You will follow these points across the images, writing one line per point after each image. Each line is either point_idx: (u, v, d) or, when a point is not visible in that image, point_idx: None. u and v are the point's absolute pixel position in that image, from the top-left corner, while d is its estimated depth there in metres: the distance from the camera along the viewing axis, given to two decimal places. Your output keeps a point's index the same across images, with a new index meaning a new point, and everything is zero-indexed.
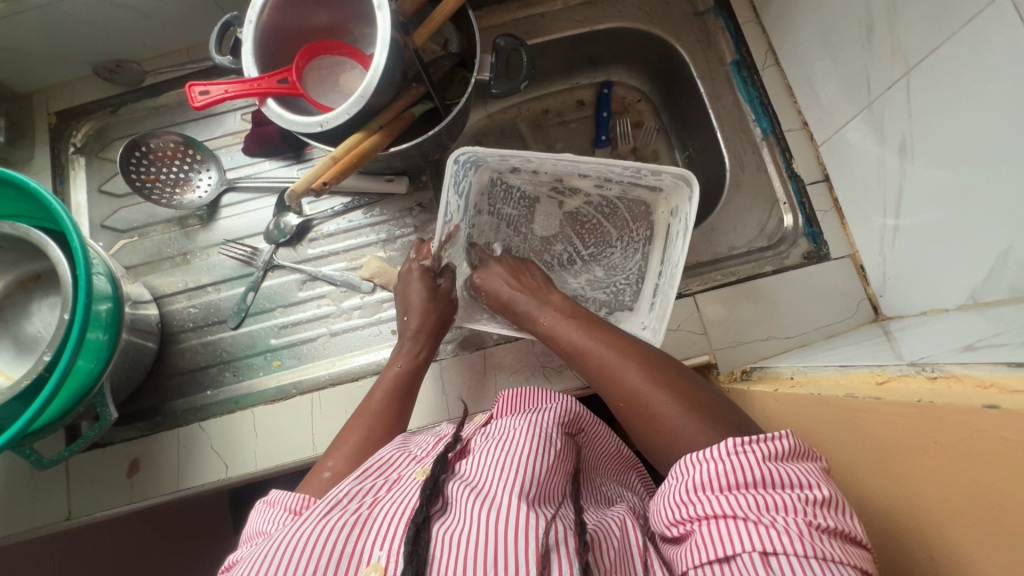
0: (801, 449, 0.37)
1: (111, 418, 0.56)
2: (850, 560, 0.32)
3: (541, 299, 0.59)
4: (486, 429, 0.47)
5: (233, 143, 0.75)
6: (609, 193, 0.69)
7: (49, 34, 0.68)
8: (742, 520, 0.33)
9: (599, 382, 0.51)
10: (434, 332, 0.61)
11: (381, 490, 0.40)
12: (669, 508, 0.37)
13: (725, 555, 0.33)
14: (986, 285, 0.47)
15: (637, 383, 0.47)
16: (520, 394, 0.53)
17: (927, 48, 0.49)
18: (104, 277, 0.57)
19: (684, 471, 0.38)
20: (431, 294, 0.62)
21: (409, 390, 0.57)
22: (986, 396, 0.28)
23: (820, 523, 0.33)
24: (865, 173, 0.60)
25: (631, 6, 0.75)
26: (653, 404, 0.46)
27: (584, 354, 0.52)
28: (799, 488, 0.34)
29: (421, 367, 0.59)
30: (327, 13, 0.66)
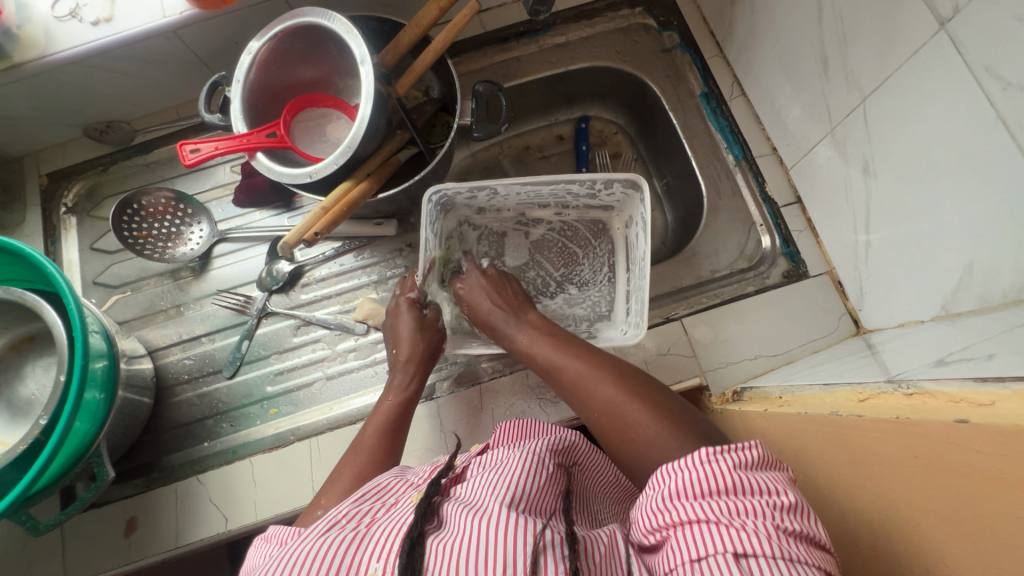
0: (768, 458, 0.38)
1: (108, 478, 0.57)
2: (815, 562, 0.33)
3: (519, 318, 0.60)
4: (483, 459, 0.47)
5: (224, 195, 0.77)
6: (569, 217, 0.73)
7: (39, 102, 0.69)
8: (714, 523, 0.33)
9: (574, 399, 0.51)
10: (425, 359, 0.61)
11: (379, 512, 0.41)
12: (646, 516, 0.37)
13: (699, 556, 0.32)
14: (956, 296, 0.49)
15: (603, 396, 0.48)
16: (518, 426, 0.54)
17: (878, 79, 0.52)
18: (99, 335, 0.58)
19: (659, 481, 0.37)
20: (420, 323, 0.62)
21: (400, 423, 0.56)
22: (957, 410, 0.30)
23: (787, 526, 0.33)
24: (834, 194, 0.63)
25: (601, 46, 0.79)
26: (627, 413, 0.46)
27: (558, 370, 0.52)
28: (768, 494, 0.35)
29: (410, 399, 0.58)
30: (312, 69, 0.69)
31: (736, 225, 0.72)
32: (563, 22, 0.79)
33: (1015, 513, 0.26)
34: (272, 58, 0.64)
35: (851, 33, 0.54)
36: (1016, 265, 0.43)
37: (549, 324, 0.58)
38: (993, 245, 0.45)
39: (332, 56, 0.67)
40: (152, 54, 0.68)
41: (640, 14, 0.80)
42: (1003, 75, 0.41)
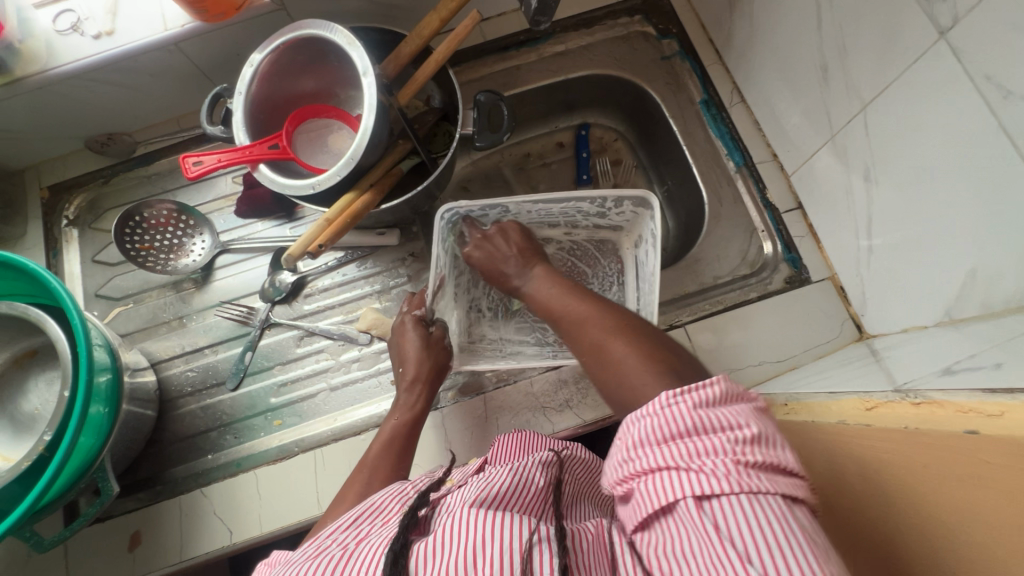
0: (732, 391, 0.36)
1: (114, 492, 0.56)
2: (782, 490, 0.32)
3: (531, 270, 0.61)
4: (475, 475, 0.47)
5: (226, 206, 0.77)
6: (579, 237, 0.73)
7: (40, 115, 0.69)
8: (676, 470, 0.32)
9: (570, 339, 0.51)
10: (432, 376, 0.61)
11: (372, 532, 0.40)
12: (614, 468, 0.36)
13: (666, 504, 0.32)
14: (959, 302, 0.50)
15: (597, 334, 0.48)
16: (522, 436, 0.54)
17: (878, 87, 0.53)
18: (102, 348, 0.58)
19: (624, 431, 0.36)
20: (426, 341, 0.62)
21: (409, 439, 0.57)
22: (967, 421, 0.30)
23: (750, 459, 0.32)
24: (835, 200, 0.64)
25: (601, 53, 0.79)
26: (613, 352, 0.45)
27: (558, 312, 0.54)
28: (729, 428, 0.33)
29: (418, 418, 0.59)
30: (313, 80, 0.69)
31: (738, 231, 0.73)
32: (562, 30, 0.79)
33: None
34: (274, 70, 0.64)
35: (851, 42, 0.55)
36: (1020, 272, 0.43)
37: (555, 275, 0.59)
38: (996, 252, 0.45)
39: (333, 67, 0.67)
40: (154, 66, 0.68)
41: (639, 22, 0.80)
42: (1003, 84, 0.41)
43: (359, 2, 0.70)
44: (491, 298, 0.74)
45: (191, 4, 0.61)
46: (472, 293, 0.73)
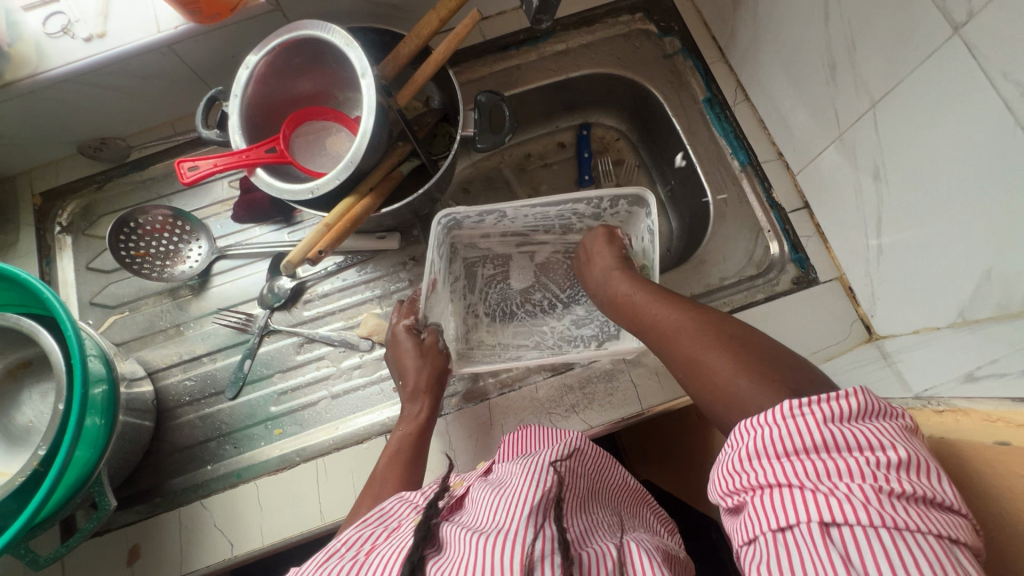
0: (876, 410, 0.35)
1: (110, 506, 0.55)
2: (932, 527, 0.30)
3: (607, 275, 0.62)
4: (488, 478, 0.46)
5: (222, 211, 0.75)
6: (574, 239, 0.73)
7: (31, 120, 0.68)
8: (799, 488, 0.32)
9: (659, 349, 0.52)
10: (433, 388, 0.59)
11: (380, 537, 0.40)
12: (724, 478, 0.37)
13: (784, 524, 0.32)
14: (974, 304, 0.49)
15: (690, 346, 0.48)
16: (527, 434, 0.54)
17: (888, 84, 0.52)
18: (97, 358, 0.56)
19: (739, 437, 0.37)
20: (421, 350, 0.60)
21: (418, 451, 0.56)
22: (997, 431, 0.29)
23: (892, 488, 0.31)
24: (843, 199, 0.63)
25: (603, 52, 0.78)
26: (709, 365, 0.46)
27: (643, 319, 0.54)
28: (870, 450, 0.32)
29: (424, 428, 0.57)
30: (310, 82, 0.68)
31: (744, 231, 0.72)
32: (563, 29, 0.78)
33: None
34: (270, 72, 0.62)
35: (859, 38, 0.53)
36: None
37: (636, 278, 0.59)
38: (1013, 253, 0.44)
39: (330, 68, 0.66)
40: (147, 69, 0.67)
41: (640, 20, 0.79)
42: (1021, 81, 0.40)
43: (356, 2, 0.68)
44: (488, 303, 0.73)
45: (184, 5, 0.59)
46: (469, 298, 0.72)
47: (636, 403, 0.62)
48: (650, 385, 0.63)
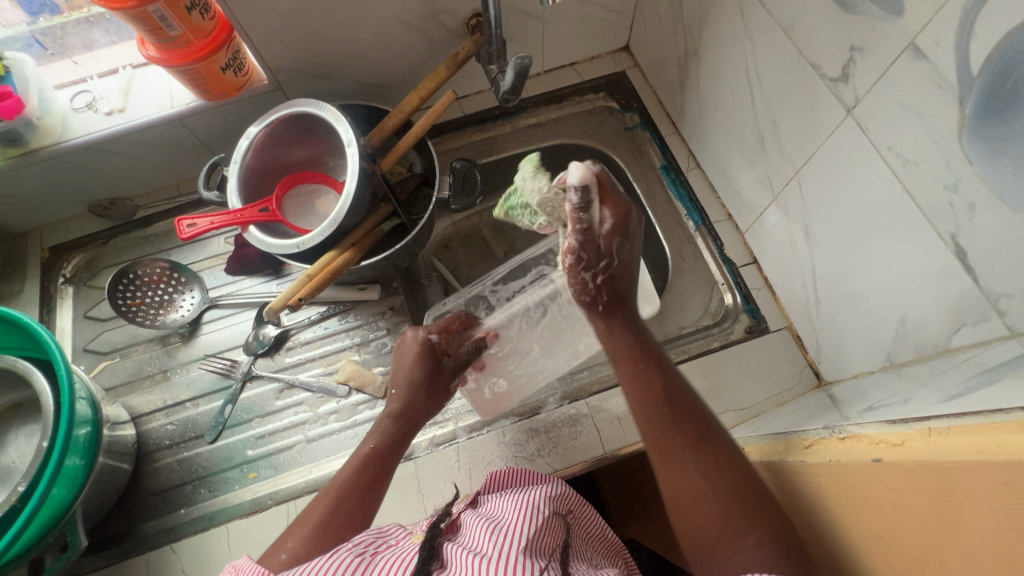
0: None
1: (81, 546, 0.57)
2: None
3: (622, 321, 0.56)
4: (479, 509, 0.48)
5: (216, 264, 0.81)
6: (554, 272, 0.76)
7: (48, 183, 0.75)
8: None
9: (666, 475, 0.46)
10: (415, 391, 0.62)
11: (381, 545, 0.44)
12: None
13: None
14: (896, 347, 0.54)
15: (697, 479, 0.44)
16: (508, 473, 0.56)
17: (805, 154, 0.59)
18: (86, 401, 0.60)
19: None
20: (422, 353, 0.64)
21: (380, 468, 0.56)
22: (875, 450, 0.32)
23: None
24: (784, 256, 0.69)
25: (570, 125, 0.88)
26: (720, 515, 0.42)
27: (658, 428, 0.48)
28: None
29: (395, 443, 0.59)
30: (304, 150, 0.75)
31: (699, 284, 0.77)
32: (534, 106, 0.87)
33: (918, 548, 0.29)
34: (268, 142, 0.70)
35: (779, 117, 0.61)
36: (942, 319, 0.48)
37: (648, 354, 0.53)
38: (920, 303, 0.49)
39: (322, 139, 0.74)
40: (159, 139, 0.75)
41: (603, 98, 0.89)
42: (901, 154, 0.46)
43: (349, 82, 0.78)
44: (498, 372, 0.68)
45: (196, 87, 0.69)
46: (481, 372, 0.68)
47: (598, 447, 0.65)
48: (613, 429, 0.66)
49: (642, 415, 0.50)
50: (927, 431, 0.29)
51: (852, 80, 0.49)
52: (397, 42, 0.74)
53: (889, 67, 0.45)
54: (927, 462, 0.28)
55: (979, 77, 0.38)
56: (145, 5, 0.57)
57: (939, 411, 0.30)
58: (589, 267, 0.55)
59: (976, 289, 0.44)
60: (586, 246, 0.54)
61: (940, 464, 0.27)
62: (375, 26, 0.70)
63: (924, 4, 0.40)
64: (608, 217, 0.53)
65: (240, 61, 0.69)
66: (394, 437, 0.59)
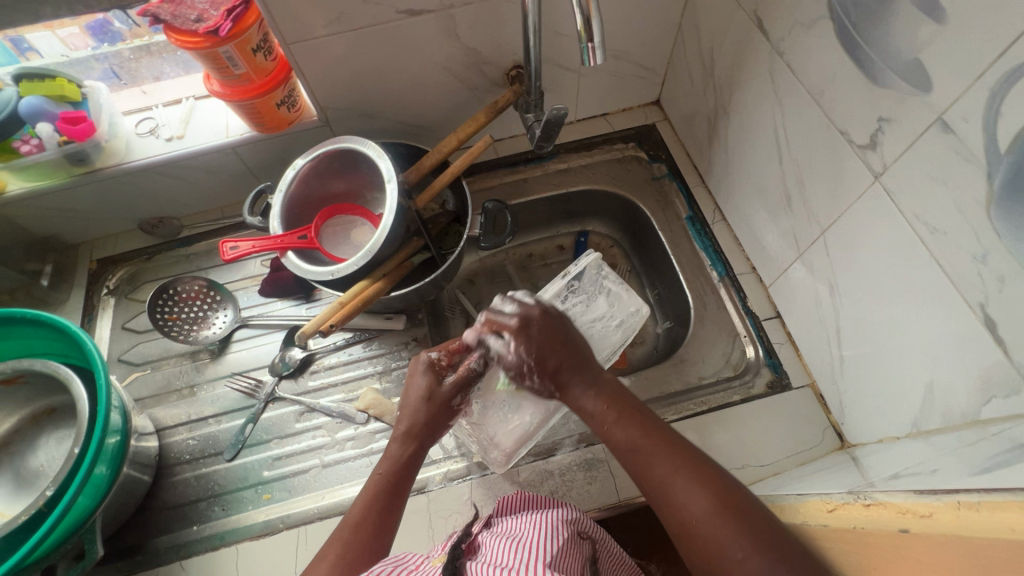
0: None
1: (96, 555, 0.58)
2: None
3: (588, 376, 0.55)
4: (494, 530, 0.48)
5: (251, 285, 0.84)
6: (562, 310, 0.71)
7: (104, 199, 0.80)
8: None
9: (658, 504, 0.45)
10: (423, 433, 0.57)
11: (399, 572, 0.44)
12: None
13: None
14: (924, 415, 0.53)
15: (690, 504, 0.43)
16: (523, 496, 0.56)
17: (832, 215, 0.60)
18: (118, 411, 0.62)
19: None
20: (430, 396, 0.58)
21: (388, 508, 0.52)
22: (902, 520, 0.32)
23: None
24: (808, 313, 0.69)
25: (599, 172, 0.90)
26: (713, 541, 0.41)
27: (641, 456, 0.47)
28: None
29: (405, 471, 0.55)
30: (345, 182, 0.79)
31: (722, 335, 0.77)
32: (565, 152, 0.91)
33: None
34: (312, 173, 0.74)
35: (806, 178, 0.63)
36: (971, 389, 0.47)
37: (619, 403, 0.52)
38: (948, 372, 0.49)
39: (363, 174, 0.78)
40: (210, 165, 0.79)
41: (632, 148, 0.92)
42: (929, 222, 0.47)
43: (391, 121, 0.82)
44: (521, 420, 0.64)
45: (252, 120, 0.74)
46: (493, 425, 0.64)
47: (613, 494, 0.64)
48: (629, 477, 0.65)
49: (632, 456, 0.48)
50: (957, 504, 0.29)
51: (880, 148, 0.51)
52: (440, 87, 0.78)
53: (916, 139, 0.46)
54: (957, 536, 0.28)
55: (1006, 155, 0.39)
56: (217, 46, 0.62)
57: (970, 485, 0.30)
58: (526, 375, 0.56)
59: (1007, 362, 0.43)
60: (514, 368, 0.57)
61: (971, 540, 0.27)
62: (421, 72, 0.75)
63: (952, 82, 0.42)
64: (514, 342, 0.56)
65: (293, 98, 0.74)
66: (400, 474, 0.55)
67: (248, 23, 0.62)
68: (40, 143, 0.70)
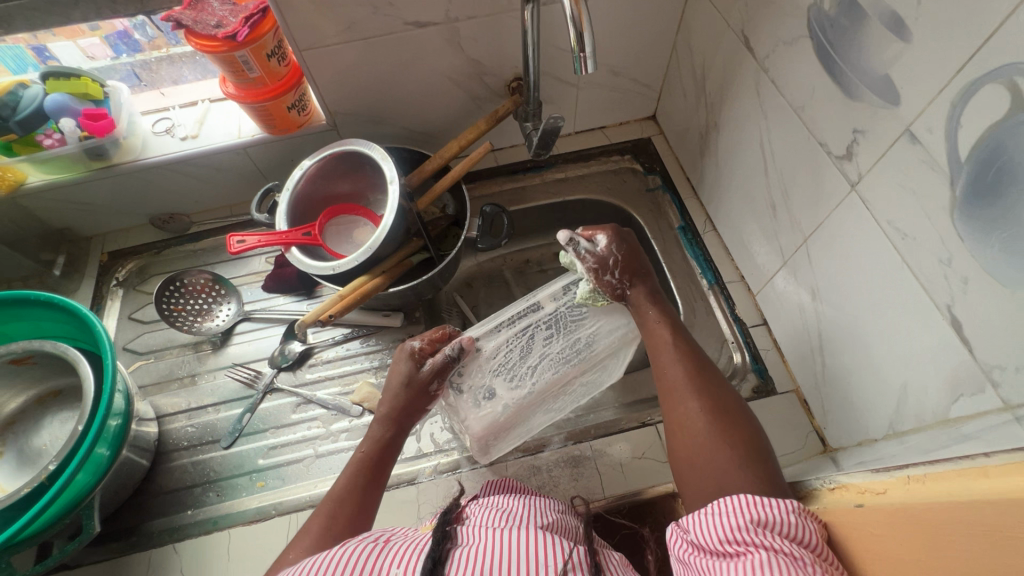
0: None
1: (93, 531, 0.59)
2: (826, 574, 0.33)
3: (652, 285, 0.62)
4: (481, 502, 0.51)
5: (255, 281, 0.87)
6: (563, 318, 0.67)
7: (119, 194, 0.83)
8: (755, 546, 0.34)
9: (666, 403, 0.54)
10: (402, 416, 0.58)
11: (390, 537, 0.46)
12: (719, 525, 0.36)
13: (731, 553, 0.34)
14: (899, 416, 0.55)
15: (692, 407, 0.51)
16: (506, 482, 0.57)
17: (813, 224, 0.62)
18: (122, 394, 0.64)
19: (732, 507, 0.36)
20: (409, 381, 0.59)
21: (367, 488, 0.54)
22: (860, 496, 0.34)
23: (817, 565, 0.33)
24: (793, 320, 0.71)
25: (595, 182, 0.93)
26: (704, 440, 0.49)
27: (663, 366, 0.56)
28: (804, 540, 0.34)
29: (388, 452, 0.57)
30: (350, 184, 0.83)
31: (710, 340, 0.78)
32: (563, 162, 0.94)
33: None
34: (319, 174, 0.78)
35: (789, 188, 0.66)
36: (941, 389, 0.49)
37: (671, 322, 0.59)
38: (920, 373, 0.51)
39: (367, 176, 0.81)
40: (221, 164, 0.83)
41: (628, 160, 0.95)
42: (900, 228, 0.50)
43: (396, 127, 0.86)
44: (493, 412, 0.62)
45: (263, 122, 0.77)
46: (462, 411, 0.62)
47: (599, 491, 0.66)
48: (615, 474, 0.67)
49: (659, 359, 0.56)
50: (906, 479, 0.31)
51: (855, 158, 0.53)
52: (443, 96, 0.82)
53: (887, 150, 0.49)
54: (903, 506, 0.30)
55: (966, 163, 0.42)
56: (234, 50, 0.66)
57: (920, 462, 0.32)
58: (608, 269, 0.60)
59: (972, 361, 0.45)
60: (598, 261, 0.60)
61: (914, 507, 0.29)
62: (427, 81, 0.79)
63: (917, 96, 0.45)
64: (609, 240, 0.61)
65: (304, 103, 0.78)
66: (380, 455, 0.57)
67: (264, 30, 0.66)
68: (62, 138, 0.74)
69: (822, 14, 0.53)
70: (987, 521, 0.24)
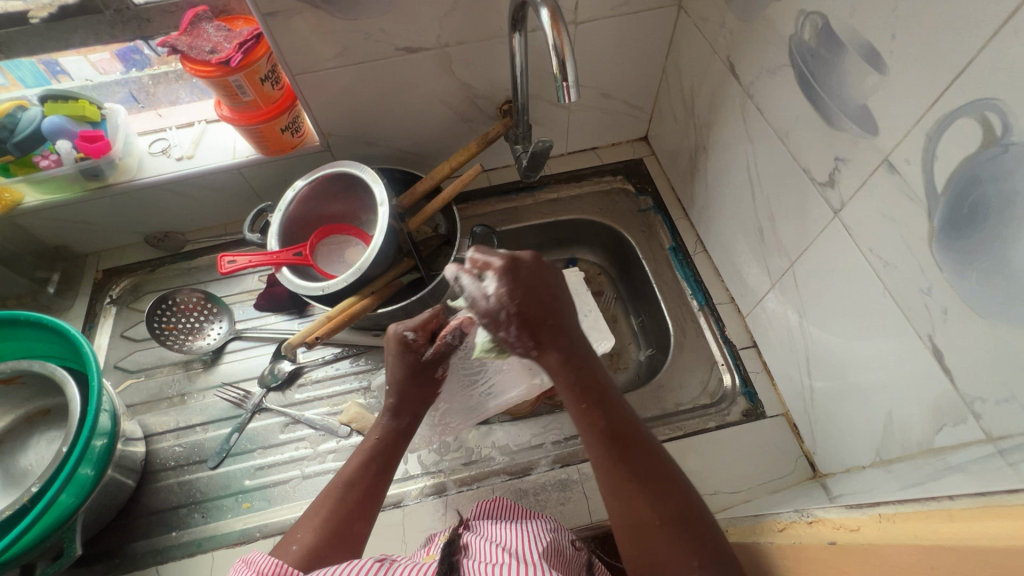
0: None
1: (75, 554, 0.59)
2: None
3: (564, 340, 0.52)
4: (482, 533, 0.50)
5: (247, 299, 0.87)
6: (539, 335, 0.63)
7: (113, 213, 0.84)
8: None
9: (613, 508, 0.48)
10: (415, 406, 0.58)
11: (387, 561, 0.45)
12: None
13: None
14: (885, 445, 0.54)
15: (643, 516, 0.46)
16: (503, 506, 0.57)
17: (800, 247, 0.62)
18: (108, 414, 0.64)
19: None
20: (411, 369, 0.58)
21: (369, 494, 0.53)
22: (834, 533, 0.34)
23: None
24: (781, 343, 0.71)
25: (587, 202, 0.94)
26: (659, 551, 0.45)
27: (607, 466, 0.49)
28: None
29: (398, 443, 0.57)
30: (342, 204, 0.83)
31: (700, 362, 0.78)
32: (555, 182, 0.95)
33: None
34: (311, 195, 0.78)
35: (776, 213, 0.66)
36: (924, 419, 0.49)
37: (597, 388, 0.52)
38: (903, 401, 0.51)
39: (359, 196, 0.82)
40: (217, 184, 0.84)
41: (620, 180, 0.96)
42: (881, 256, 0.50)
43: (390, 149, 0.87)
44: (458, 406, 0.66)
45: (257, 143, 0.78)
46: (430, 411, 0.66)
47: (585, 516, 0.65)
48: (603, 499, 0.66)
49: (593, 452, 0.50)
50: (878, 517, 0.31)
51: (837, 185, 0.54)
52: (435, 118, 0.83)
53: (867, 179, 0.50)
54: (873, 543, 0.30)
55: (943, 194, 0.42)
56: (227, 75, 0.67)
57: (891, 500, 0.32)
58: (503, 324, 0.51)
59: (955, 392, 0.45)
60: (490, 313, 0.51)
61: (882, 546, 0.29)
62: (418, 104, 0.80)
63: (895, 127, 0.45)
64: (499, 282, 0.51)
65: (298, 125, 0.79)
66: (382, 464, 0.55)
67: (258, 55, 0.67)
68: (58, 159, 0.75)
69: (803, 44, 0.54)
70: (950, 565, 0.24)
